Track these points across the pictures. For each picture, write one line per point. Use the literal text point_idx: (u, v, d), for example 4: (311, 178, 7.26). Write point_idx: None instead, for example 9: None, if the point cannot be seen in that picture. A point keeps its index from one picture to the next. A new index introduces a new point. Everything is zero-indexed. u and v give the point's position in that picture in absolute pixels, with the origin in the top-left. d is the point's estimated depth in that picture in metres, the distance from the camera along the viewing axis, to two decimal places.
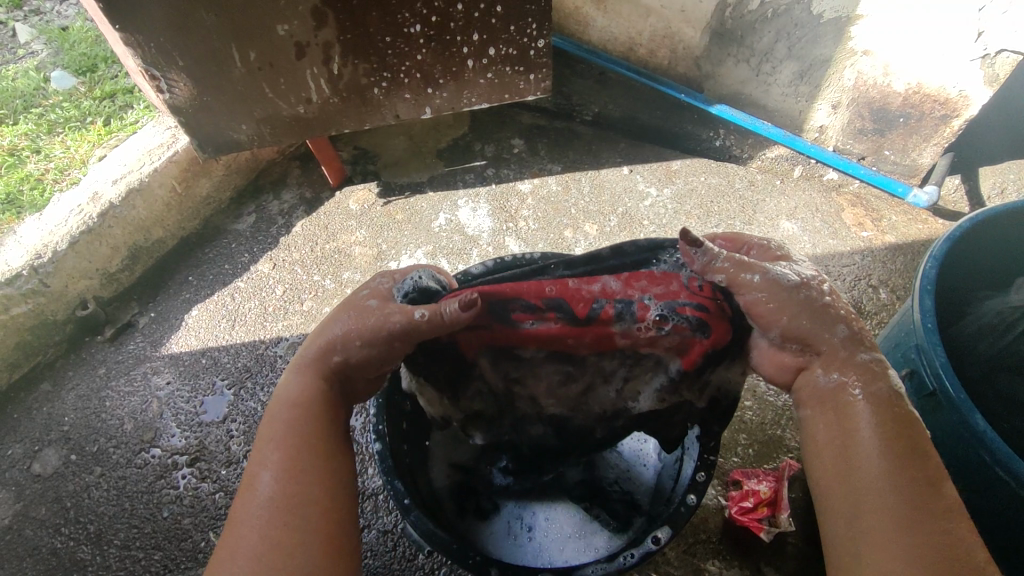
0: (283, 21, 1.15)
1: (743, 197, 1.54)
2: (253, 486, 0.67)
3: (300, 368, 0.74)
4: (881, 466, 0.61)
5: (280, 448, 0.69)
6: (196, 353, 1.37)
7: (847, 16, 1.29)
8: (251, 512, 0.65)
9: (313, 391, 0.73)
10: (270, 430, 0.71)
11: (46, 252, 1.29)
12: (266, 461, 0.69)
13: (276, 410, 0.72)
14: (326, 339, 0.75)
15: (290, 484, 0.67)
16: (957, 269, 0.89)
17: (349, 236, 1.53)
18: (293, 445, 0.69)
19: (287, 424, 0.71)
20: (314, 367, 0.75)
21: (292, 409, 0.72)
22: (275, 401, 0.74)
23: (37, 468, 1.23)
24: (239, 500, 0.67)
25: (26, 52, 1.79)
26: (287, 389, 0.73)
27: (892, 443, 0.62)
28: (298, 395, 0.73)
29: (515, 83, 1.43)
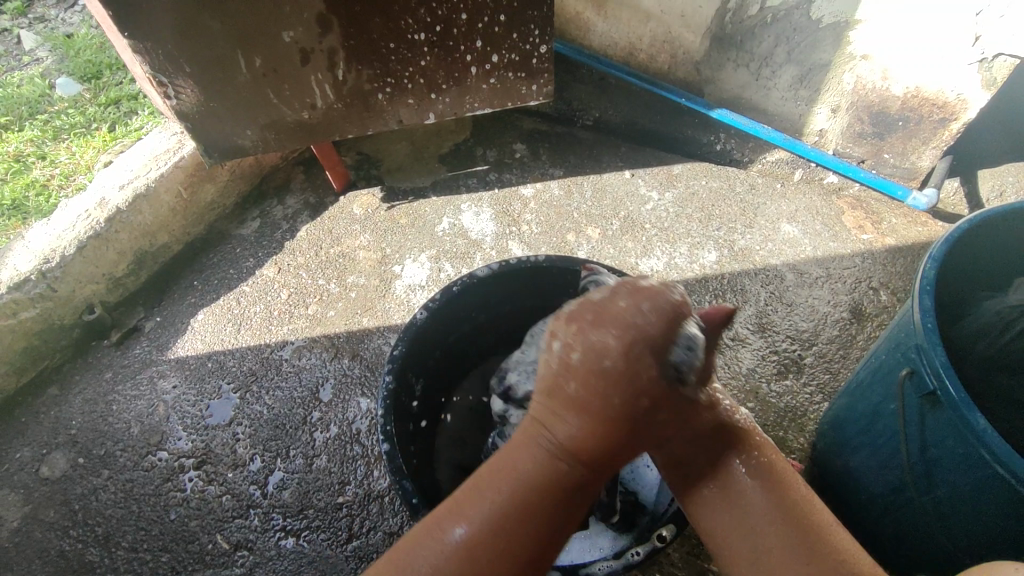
0: (288, 28, 1.17)
1: (743, 200, 1.55)
2: (436, 540, 0.57)
3: (562, 441, 0.58)
4: (761, 491, 0.62)
5: (512, 512, 0.57)
6: (202, 357, 1.38)
7: (846, 21, 1.31)
8: (434, 574, 0.56)
9: (564, 471, 0.58)
10: (485, 483, 0.59)
11: (54, 256, 1.30)
12: (463, 520, 0.58)
13: (505, 478, 0.59)
14: (570, 406, 0.58)
15: (514, 557, 0.57)
16: (955, 271, 0.90)
17: (353, 241, 1.55)
18: (521, 521, 0.57)
19: (541, 504, 0.58)
20: (530, 437, 0.60)
21: (527, 487, 0.58)
22: (499, 460, 0.61)
23: (44, 471, 1.24)
24: (413, 550, 0.58)
25: (31, 59, 1.81)
26: (531, 459, 0.59)
27: (766, 478, 0.63)
28: (543, 470, 0.58)
29: (518, 89, 1.44)
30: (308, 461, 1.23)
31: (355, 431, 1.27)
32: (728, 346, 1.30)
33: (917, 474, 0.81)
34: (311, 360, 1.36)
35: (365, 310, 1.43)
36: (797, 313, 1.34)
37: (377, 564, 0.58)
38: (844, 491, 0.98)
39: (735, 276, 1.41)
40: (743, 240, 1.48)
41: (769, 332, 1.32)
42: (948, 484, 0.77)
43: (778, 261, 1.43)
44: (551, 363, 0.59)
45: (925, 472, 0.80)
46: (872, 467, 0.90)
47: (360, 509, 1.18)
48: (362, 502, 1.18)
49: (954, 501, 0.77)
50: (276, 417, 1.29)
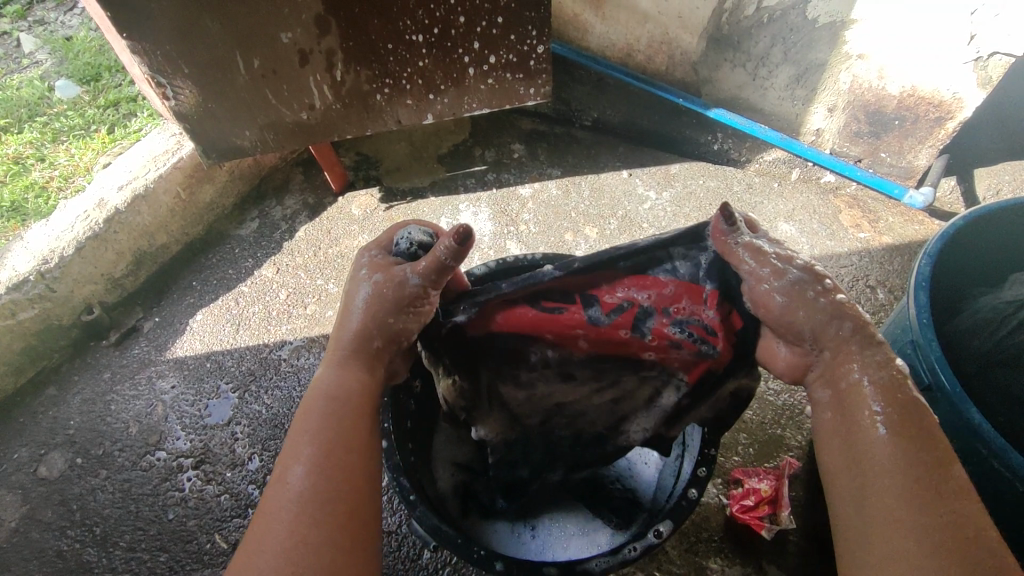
0: (286, 28, 1.17)
1: (740, 200, 1.56)
2: (284, 479, 0.64)
3: (334, 363, 0.74)
4: (884, 448, 0.61)
5: (329, 425, 0.68)
6: (200, 357, 1.38)
7: (842, 21, 1.32)
8: (292, 504, 0.62)
9: (357, 378, 0.73)
10: (304, 418, 0.69)
11: (52, 257, 1.31)
12: (297, 452, 0.66)
13: (317, 404, 0.70)
14: (340, 337, 0.76)
15: (347, 458, 0.66)
16: (952, 267, 0.90)
17: (352, 241, 1.55)
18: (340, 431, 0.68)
19: (348, 410, 0.70)
20: (331, 361, 0.75)
21: (333, 398, 0.70)
22: (309, 396, 0.72)
23: (43, 472, 1.24)
24: (269, 496, 0.63)
25: (31, 61, 1.82)
26: (323, 379, 0.73)
27: (894, 431, 0.62)
28: (339, 385, 0.72)
29: (515, 89, 1.44)
30: None
31: None
32: None
33: None
34: (310, 360, 1.36)
35: None
36: None
37: (247, 529, 0.62)
38: None
39: None
40: None
41: None
42: None
43: None
44: (364, 306, 0.76)
45: None
46: None
47: None
48: None
49: None
50: (274, 416, 1.29)
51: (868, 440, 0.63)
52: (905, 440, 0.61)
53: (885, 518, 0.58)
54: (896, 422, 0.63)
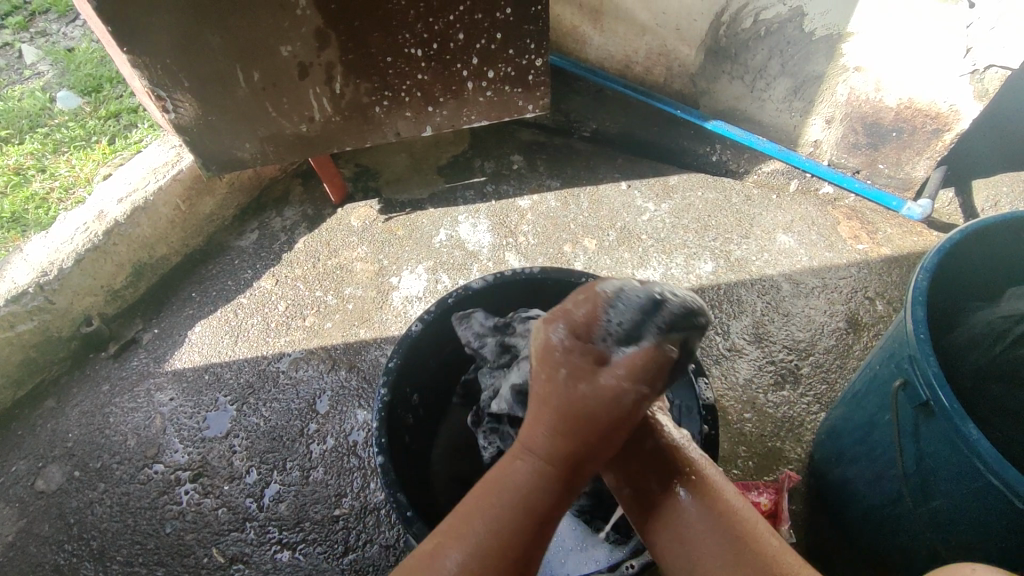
0: (286, 42, 1.18)
1: (739, 211, 1.56)
2: (436, 560, 0.61)
3: (538, 450, 0.64)
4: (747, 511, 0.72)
5: (500, 525, 0.62)
6: (199, 369, 1.38)
7: (838, 34, 1.33)
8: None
9: (552, 476, 0.63)
10: (499, 489, 0.64)
11: (51, 269, 1.31)
12: (459, 539, 0.62)
13: (500, 497, 0.63)
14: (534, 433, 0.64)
15: (501, 561, 0.60)
16: (950, 279, 0.90)
17: (351, 253, 1.55)
18: (508, 536, 0.61)
19: (523, 522, 0.61)
20: (514, 452, 0.66)
21: (519, 499, 0.62)
22: (496, 480, 0.64)
23: (40, 484, 1.24)
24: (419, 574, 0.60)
25: (33, 72, 1.83)
26: (515, 471, 0.64)
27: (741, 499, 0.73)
28: (545, 494, 0.63)
29: (514, 101, 1.45)
30: (305, 474, 1.23)
31: (352, 443, 1.26)
32: (725, 357, 1.30)
33: (913, 486, 0.81)
34: (308, 372, 1.36)
35: (363, 322, 1.43)
36: (793, 323, 1.34)
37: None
38: (842, 501, 0.98)
39: (732, 287, 1.41)
40: (739, 250, 1.48)
41: (765, 342, 1.32)
42: (946, 497, 0.76)
43: (774, 271, 1.43)
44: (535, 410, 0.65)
45: (920, 482, 0.79)
46: (869, 477, 0.90)
47: (356, 522, 1.17)
48: (359, 514, 1.18)
49: (951, 513, 0.77)
50: (272, 429, 1.28)
51: (703, 531, 0.69)
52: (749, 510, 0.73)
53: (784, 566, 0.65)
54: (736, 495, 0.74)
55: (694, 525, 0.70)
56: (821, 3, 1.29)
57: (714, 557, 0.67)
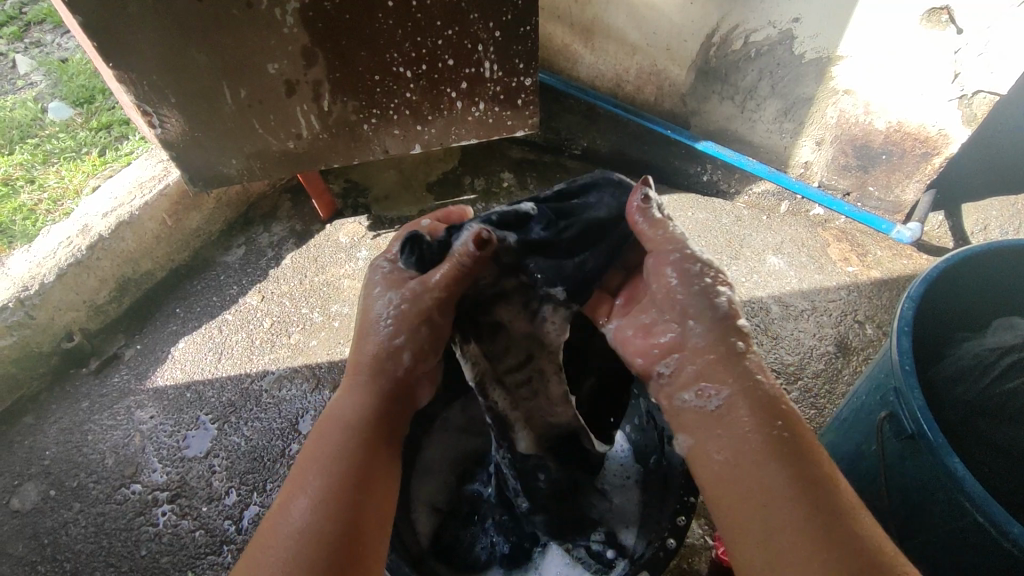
0: (273, 59, 1.17)
1: (729, 232, 1.56)
2: (286, 509, 0.66)
3: (345, 412, 0.77)
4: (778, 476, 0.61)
5: (332, 463, 0.70)
6: (181, 387, 1.36)
7: (828, 57, 1.33)
8: (289, 539, 0.63)
9: (358, 434, 0.74)
10: (315, 447, 0.73)
11: (32, 283, 1.29)
12: (304, 483, 0.68)
13: (318, 456, 0.71)
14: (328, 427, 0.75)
15: (344, 502, 0.67)
16: (935, 311, 0.89)
17: (338, 269, 1.54)
18: (345, 465, 0.71)
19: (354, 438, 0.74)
20: (326, 427, 0.76)
21: (341, 428, 0.74)
22: (326, 421, 0.77)
23: (15, 504, 1.22)
24: (270, 528, 0.65)
25: (25, 83, 1.82)
26: (338, 410, 0.77)
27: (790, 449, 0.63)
28: (357, 413, 0.76)
29: (504, 121, 1.45)
30: None
31: None
32: None
33: (898, 520, 0.79)
34: (292, 391, 1.34)
35: (348, 340, 1.41)
36: (782, 346, 1.33)
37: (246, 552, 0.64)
38: None
39: None
40: (728, 271, 1.47)
41: None
42: (933, 532, 0.75)
43: (764, 293, 1.43)
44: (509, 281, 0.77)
45: (906, 516, 0.78)
46: None
47: None
48: None
49: (939, 549, 0.75)
50: (254, 449, 1.26)
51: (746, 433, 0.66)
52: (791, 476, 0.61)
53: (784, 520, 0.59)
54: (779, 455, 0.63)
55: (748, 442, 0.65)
56: (810, 25, 1.29)
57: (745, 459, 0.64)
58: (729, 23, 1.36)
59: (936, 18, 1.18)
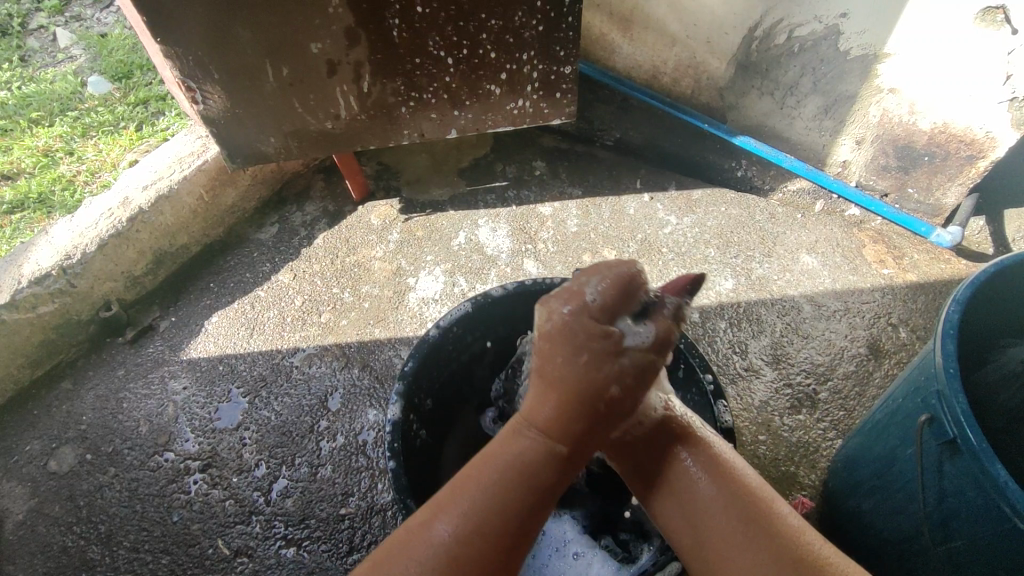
0: (317, 39, 1.18)
1: (762, 229, 1.54)
2: (427, 536, 0.62)
3: (539, 425, 0.69)
4: (710, 497, 0.69)
5: (494, 508, 0.63)
6: (213, 360, 1.38)
7: (874, 54, 1.30)
8: (427, 562, 0.60)
9: (556, 455, 0.68)
10: (474, 470, 0.66)
11: (75, 253, 1.32)
12: (451, 509, 0.63)
13: (458, 501, 0.64)
14: (499, 450, 0.67)
15: (503, 542, 0.63)
16: (981, 315, 0.88)
17: (369, 251, 1.55)
18: (511, 510, 0.64)
19: (520, 496, 0.65)
20: (513, 430, 0.70)
21: (512, 471, 0.66)
22: (485, 459, 0.67)
23: (52, 466, 1.25)
24: (411, 542, 0.62)
25: (65, 56, 1.85)
26: (520, 447, 0.67)
27: (706, 469, 0.72)
28: (540, 455, 0.67)
29: (541, 110, 1.44)
30: (313, 470, 1.23)
31: (361, 442, 1.26)
32: (742, 376, 1.29)
33: (932, 524, 0.79)
34: (321, 368, 1.36)
35: (378, 321, 1.43)
36: (813, 345, 1.33)
37: (380, 558, 0.61)
38: (856, 535, 0.96)
39: (752, 305, 1.39)
40: (760, 269, 1.46)
41: (784, 364, 1.30)
42: (973, 540, 0.74)
43: (796, 292, 1.41)
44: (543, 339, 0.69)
45: (940, 520, 0.78)
46: (888, 509, 0.88)
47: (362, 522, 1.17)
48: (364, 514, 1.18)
49: (973, 555, 0.75)
50: (283, 424, 1.29)
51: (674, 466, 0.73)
52: (717, 478, 0.71)
53: (729, 548, 0.65)
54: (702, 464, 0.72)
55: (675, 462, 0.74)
56: (858, 21, 1.26)
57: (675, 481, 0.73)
58: (773, 17, 1.34)
59: (991, 17, 1.15)
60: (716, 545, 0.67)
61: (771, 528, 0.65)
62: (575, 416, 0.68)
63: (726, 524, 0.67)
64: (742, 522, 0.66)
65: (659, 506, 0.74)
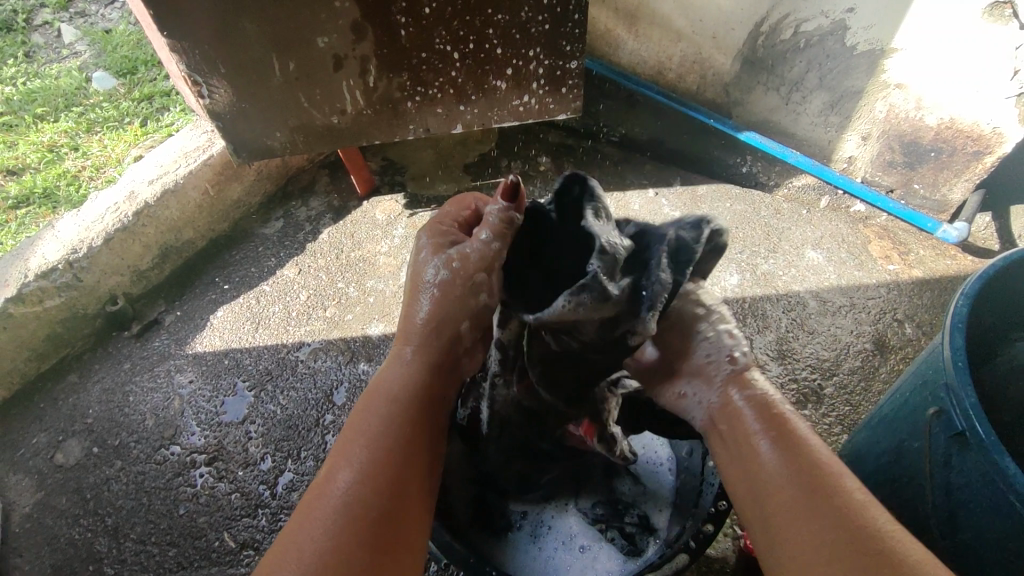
0: (323, 33, 1.18)
1: (767, 224, 1.54)
2: (327, 485, 0.62)
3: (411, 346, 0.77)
4: (778, 468, 0.64)
5: (382, 438, 0.67)
6: (219, 354, 1.39)
7: (881, 49, 1.30)
8: (335, 512, 0.59)
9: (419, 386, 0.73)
10: (356, 424, 0.68)
11: (81, 246, 1.32)
12: (347, 459, 0.64)
13: (353, 438, 0.66)
14: (380, 386, 0.73)
15: (397, 466, 0.65)
16: (991, 309, 0.87)
17: (374, 246, 1.55)
18: (392, 443, 0.67)
19: (399, 415, 0.70)
20: (392, 355, 0.78)
21: (388, 398, 0.71)
22: (367, 399, 0.72)
23: (59, 459, 1.26)
24: (315, 500, 0.61)
25: (70, 52, 1.85)
26: (389, 376, 0.74)
27: (775, 435, 0.67)
28: (402, 386, 0.73)
29: (547, 105, 1.44)
30: (319, 464, 1.23)
31: None
32: None
33: (940, 518, 0.79)
34: (326, 363, 1.36)
35: (383, 316, 1.43)
36: (818, 341, 1.32)
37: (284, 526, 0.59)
38: None
39: (757, 301, 1.39)
40: (766, 264, 1.46)
41: (789, 359, 1.30)
42: (982, 533, 0.74)
43: (801, 287, 1.41)
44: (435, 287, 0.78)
45: (948, 513, 0.78)
46: (895, 502, 0.88)
47: None
48: None
49: (982, 548, 0.74)
50: (289, 418, 1.29)
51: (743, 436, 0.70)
52: (784, 446, 0.66)
53: (788, 512, 0.61)
54: (773, 436, 0.67)
55: (750, 437, 0.69)
56: (865, 16, 1.26)
57: (747, 452, 0.68)
58: (780, 12, 1.34)
59: (999, 12, 1.15)
60: (787, 516, 0.61)
61: (826, 492, 0.60)
62: (440, 341, 0.77)
63: (788, 498, 0.62)
64: (786, 463, 0.64)
65: (724, 468, 0.71)
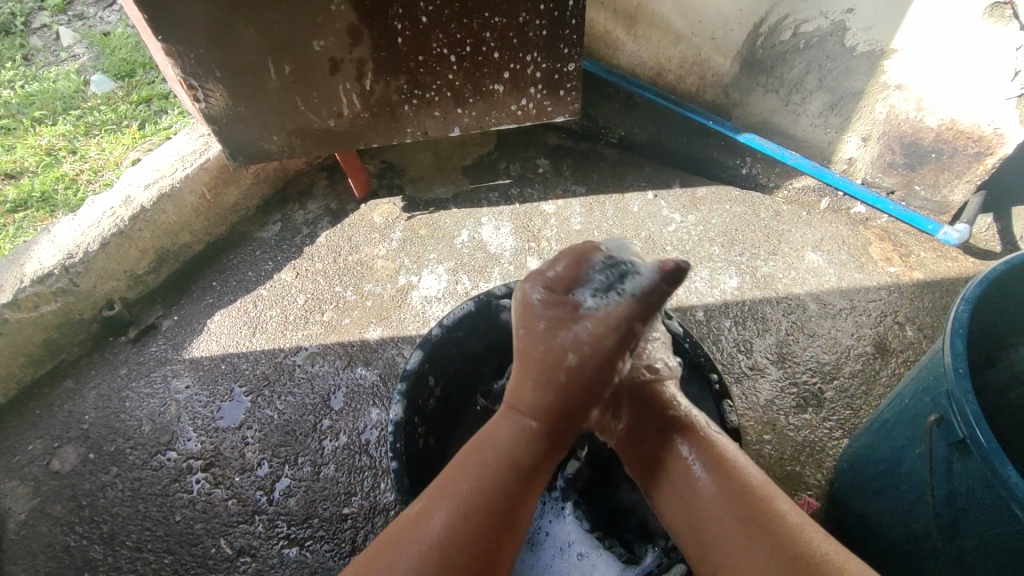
0: (319, 37, 1.17)
1: (767, 226, 1.53)
2: (424, 521, 0.68)
3: (528, 408, 0.77)
4: (715, 496, 0.73)
5: (483, 488, 0.71)
6: (216, 358, 1.38)
7: (881, 50, 1.29)
8: (420, 550, 0.66)
9: (529, 433, 0.76)
10: (461, 469, 0.73)
11: (77, 252, 1.31)
12: (444, 499, 0.70)
13: (455, 487, 0.71)
14: (492, 437, 0.76)
15: (488, 518, 0.70)
16: (992, 313, 0.87)
17: (372, 249, 1.55)
18: (494, 504, 0.71)
19: (504, 472, 0.73)
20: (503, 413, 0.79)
21: (503, 458, 0.74)
22: (477, 444, 0.76)
23: (55, 465, 1.25)
24: (406, 532, 0.68)
25: (68, 55, 1.84)
26: (504, 426, 0.77)
27: (711, 465, 0.76)
28: (523, 449, 0.75)
29: (544, 108, 1.44)
30: (316, 470, 1.22)
31: (363, 442, 1.25)
32: (747, 375, 1.28)
33: (941, 525, 0.78)
34: (324, 367, 1.35)
35: (380, 320, 1.42)
36: (819, 344, 1.32)
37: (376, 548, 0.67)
38: (864, 536, 0.95)
39: (757, 304, 1.38)
40: (766, 266, 1.45)
41: (789, 363, 1.29)
42: (984, 542, 0.73)
43: (801, 289, 1.40)
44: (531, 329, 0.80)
45: (950, 521, 0.77)
46: (896, 508, 0.87)
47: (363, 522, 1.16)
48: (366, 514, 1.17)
49: (984, 557, 0.74)
50: (286, 423, 1.28)
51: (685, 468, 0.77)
52: (727, 477, 0.74)
53: (733, 539, 0.69)
54: (707, 463, 0.76)
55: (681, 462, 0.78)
56: (865, 17, 1.25)
57: (682, 477, 0.77)
58: (779, 13, 1.33)
59: (1000, 13, 1.14)
60: (725, 548, 0.69)
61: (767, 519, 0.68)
62: (546, 396, 0.77)
63: (726, 523, 0.71)
64: (723, 491, 0.73)
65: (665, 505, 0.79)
